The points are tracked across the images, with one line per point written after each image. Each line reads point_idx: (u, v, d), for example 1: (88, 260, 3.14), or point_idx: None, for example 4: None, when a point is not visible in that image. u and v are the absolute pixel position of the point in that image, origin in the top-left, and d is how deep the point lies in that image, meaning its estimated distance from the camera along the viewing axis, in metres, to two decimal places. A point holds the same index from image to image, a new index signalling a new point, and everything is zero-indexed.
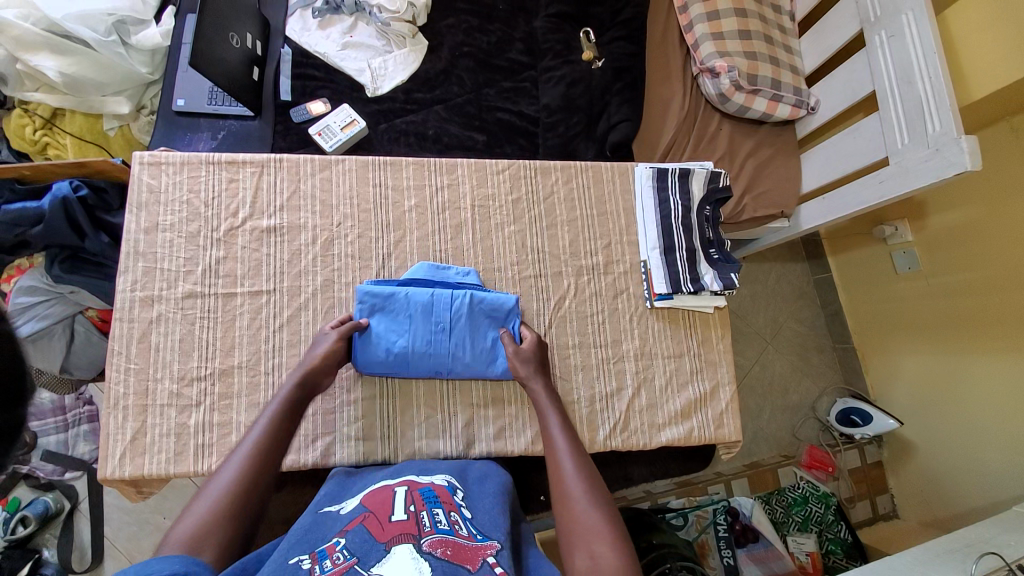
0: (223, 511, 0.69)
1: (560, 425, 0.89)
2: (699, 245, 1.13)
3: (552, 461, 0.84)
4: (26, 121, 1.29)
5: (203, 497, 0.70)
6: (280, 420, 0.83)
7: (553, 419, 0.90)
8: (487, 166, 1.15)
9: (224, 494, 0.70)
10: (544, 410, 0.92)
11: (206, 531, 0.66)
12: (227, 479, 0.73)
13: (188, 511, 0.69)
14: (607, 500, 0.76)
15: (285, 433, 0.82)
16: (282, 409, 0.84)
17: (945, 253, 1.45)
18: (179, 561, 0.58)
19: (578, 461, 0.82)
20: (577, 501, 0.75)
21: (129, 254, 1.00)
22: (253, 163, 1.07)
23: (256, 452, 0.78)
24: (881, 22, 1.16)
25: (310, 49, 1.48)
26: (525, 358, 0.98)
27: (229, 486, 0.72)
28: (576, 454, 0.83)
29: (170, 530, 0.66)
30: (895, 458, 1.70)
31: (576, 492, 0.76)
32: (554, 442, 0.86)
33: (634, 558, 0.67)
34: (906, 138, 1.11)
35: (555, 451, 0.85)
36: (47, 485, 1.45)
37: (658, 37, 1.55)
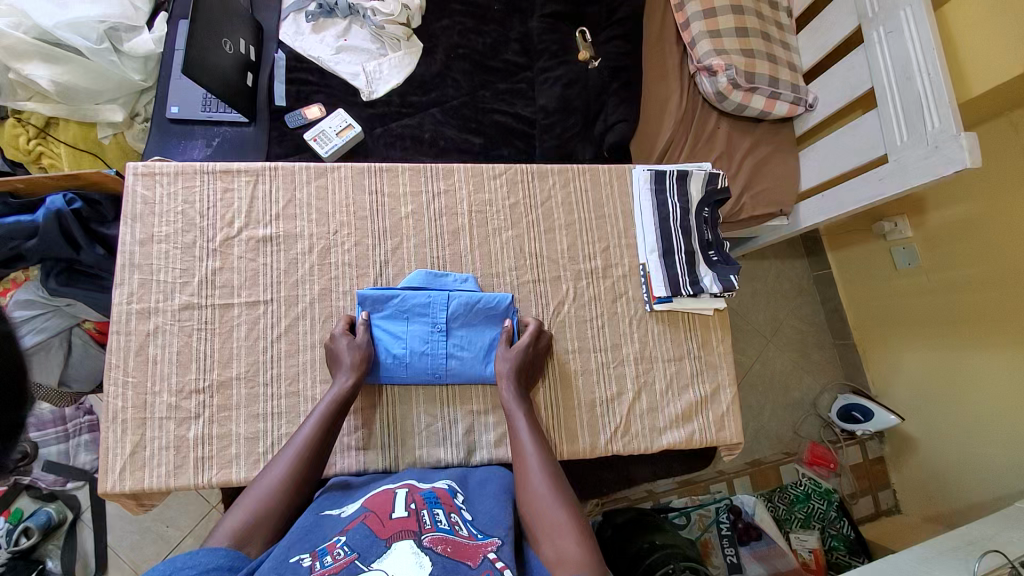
0: (268, 508, 0.77)
1: (529, 427, 0.92)
2: (698, 247, 1.13)
3: (520, 465, 0.88)
4: (19, 131, 1.28)
5: (250, 492, 0.79)
6: (327, 422, 0.90)
7: (522, 422, 0.93)
8: (484, 171, 1.14)
9: (270, 493, 0.78)
10: (512, 414, 0.94)
11: (252, 526, 0.74)
12: (274, 477, 0.81)
13: (238, 502, 0.77)
14: (572, 499, 0.81)
15: (329, 436, 0.89)
16: (328, 412, 0.90)
17: (944, 249, 1.45)
18: (225, 556, 0.66)
19: (545, 463, 0.86)
20: (545, 502, 0.79)
21: (124, 266, 0.99)
22: (248, 172, 1.06)
23: (299, 458, 0.84)
24: (878, 19, 1.16)
25: (304, 53, 1.47)
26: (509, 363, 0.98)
27: (275, 485, 0.79)
28: (544, 456, 0.88)
29: (222, 519, 0.75)
30: (897, 453, 1.71)
31: (545, 493, 0.81)
32: (523, 445, 0.90)
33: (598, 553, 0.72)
34: (904, 134, 1.10)
35: (524, 454, 0.88)
36: (49, 495, 1.45)
37: (654, 37, 1.54)
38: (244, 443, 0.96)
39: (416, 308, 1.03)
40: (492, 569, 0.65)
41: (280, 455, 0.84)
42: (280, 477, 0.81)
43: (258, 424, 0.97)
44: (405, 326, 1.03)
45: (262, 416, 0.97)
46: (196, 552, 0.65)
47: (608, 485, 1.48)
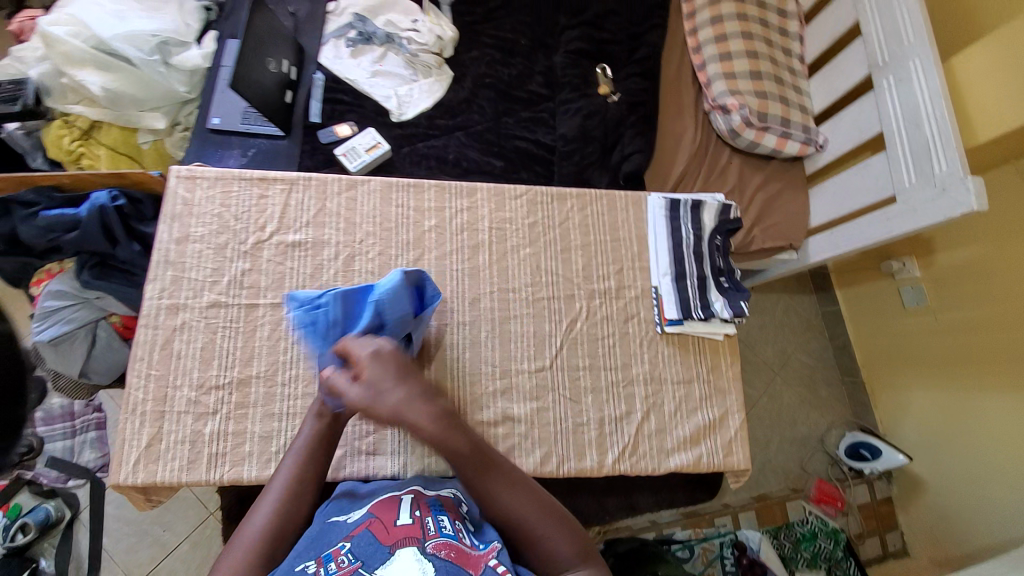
0: (257, 552, 0.76)
1: (485, 460, 0.82)
2: (710, 273, 1.16)
3: (481, 493, 0.82)
4: (64, 133, 1.35)
5: (239, 539, 0.78)
6: (310, 464, 0.86)
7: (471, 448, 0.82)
8: (506, 191, 1.20)
9: (254, 543, 0.77)
10: (456, 459, 0.81)
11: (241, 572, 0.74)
12: (258, 525, 0.79)
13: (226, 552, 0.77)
14: (570, 519, 0.84)
15: (313, 478, 0.85)
16: (309, 456, 0.86)
17: (953, 290, 1.46)
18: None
19: (509, 488, 0.83)
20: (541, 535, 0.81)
21: (160, 263, 1.04)
22: (283, 180, 1.12)
23: (285, 500, 0.81)
24: (888, 68, 1.22)
25: (341, 76, 1.56)
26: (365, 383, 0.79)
27: (261, 531, 0.78)
28: (506, 480, 0.83)
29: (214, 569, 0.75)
30: (905, 493, 1.67)
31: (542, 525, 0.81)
32: (480, 476, 0.82)
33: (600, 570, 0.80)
34: (913, 176, 1.15)
35: (484, 483, 0.82)
36: (50, 491, 1.45)
37: (671, 76, 1.62)
38: (258, 441, 0.98)
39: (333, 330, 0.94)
40: None
41: (263, 499, 0.82)
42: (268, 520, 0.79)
43: (273, 423, 0.99)
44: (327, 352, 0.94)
45: (278, 415, 0.99)
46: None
47: (611, 512, 1.46)
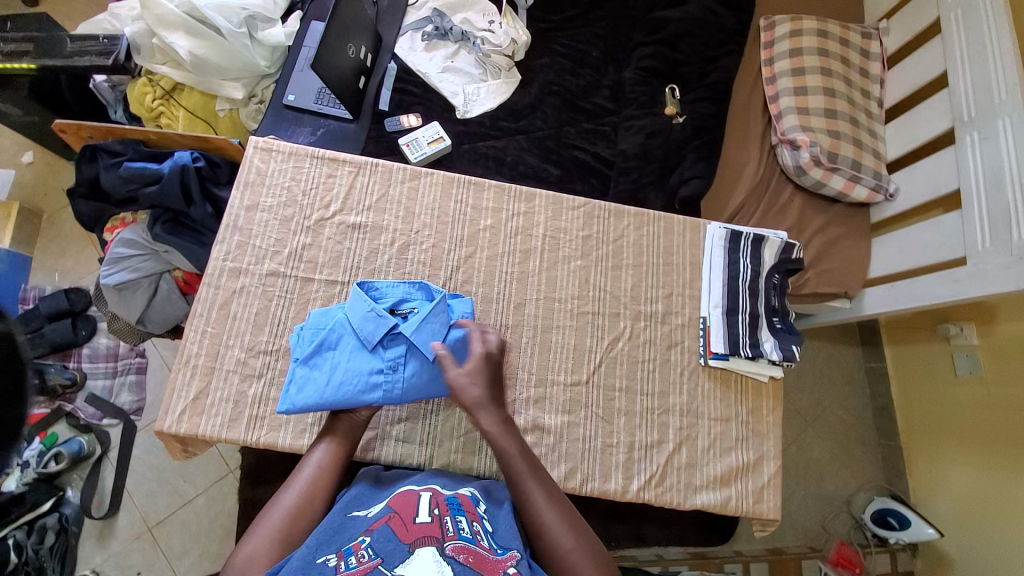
0: (277, 535, 0.76)
1: (528, 464, 0.86)
2: (763, 311, 1.13)
3: (518, 491, 0.84)
4: (148, 90, 1.43)
5: (261, 521, 0.78)
6: (333, 456, 0.87)
7: (515, 446, 0.88)
8: (564, 201, 1.20)
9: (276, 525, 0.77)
10: (506, 452, 0.86)
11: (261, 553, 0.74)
12: (280, 509, 0.79)
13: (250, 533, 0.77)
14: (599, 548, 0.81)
15: (336, 470, 0.86)
16: (334, 449, 0.88)
17: (1010, 366, 1.37)
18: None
19: (546, 490, 0.85)
20: (568, 556, 0.78)
21: (228, 226, 1.08)
22: (352, 163, 1.15)
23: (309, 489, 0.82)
24: (974, 123, 1.15)
25: (413, 68, 1.59)
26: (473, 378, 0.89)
27: (284, 516, 0.78)
28: (543, 483, 0.85)
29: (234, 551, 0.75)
30: (928, 567, 1.58)
31: (570, 545, 0.79)
32: (520, 474, 0.85)
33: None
34: (987, 241, 1.09)
35: (523, 482, 0.85)
36: (84, 426, 1.52)
37: (741, 105, 1.59)
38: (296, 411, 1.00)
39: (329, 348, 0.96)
40: None
41: (288, 485, 0.82)
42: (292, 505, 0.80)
43: None
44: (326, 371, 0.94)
45: None
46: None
47: (618, 536, 1.44)
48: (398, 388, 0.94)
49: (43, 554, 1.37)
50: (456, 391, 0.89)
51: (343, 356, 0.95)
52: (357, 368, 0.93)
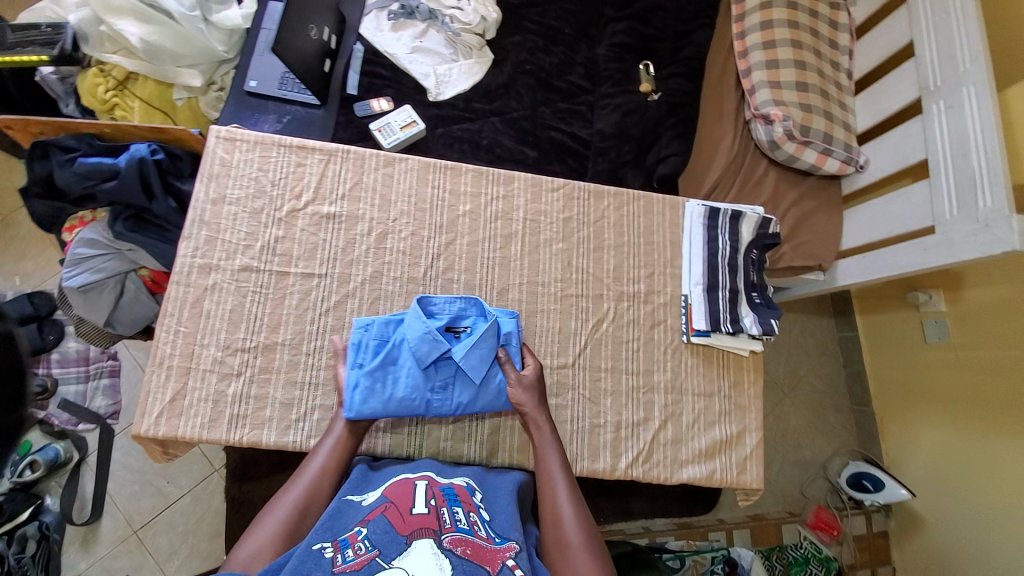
0: (282, 532, 0.76)
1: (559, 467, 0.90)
2: (743, 286, 1.15)
3: (548, 495, 0.87)
4: (99, 81, 1.33)
5: (266, 518, 0.78)
6: (336, 457, 0.88)
7: (551, 453, 0.92)
8: (543, 183, 1.18)
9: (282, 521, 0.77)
10: (544, 451, 0.92)
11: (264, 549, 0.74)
12: (285, 506, 0.79)
13: (252, 530, 0.77)
14: (603, 555, 0.80)
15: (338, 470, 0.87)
16: (337, 451, 0.89)
17: (978, 331, 1.43)
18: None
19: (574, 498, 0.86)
20: (573, 555, 0.79)
21: (194, 222, 1.03)
22: (322, 151, 1.11)
23: (311, 487, 0.83)
24: (941, 92, 1.17)
25: (381, 49, 1.54)
26: (529, 384, 0.98)
27: (288, 513, 0.78)
28: (571, 491, 0.87)
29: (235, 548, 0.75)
30: (902, 530, 1.67)
31: (575, 543, 0.80)
32: (551, 480, 0.89)
33: None
34: (955, 209, 1.11)
35: (552, 487, 0.88)
36: (60, 433, 1.46)
37: (715, 78, 1.56)
38: (279, 408, 0.98)
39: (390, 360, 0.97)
40: None
41: (291, 485, 0.83)
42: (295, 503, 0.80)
43: (295, 391, 0.99)
44: (389, 382, 0.95)
45: (300, 384, 0.99)
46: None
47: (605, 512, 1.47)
48: (450, 405, 0.98)
49: (25, 562, 1.31)
50: (513, 391, 0.97)
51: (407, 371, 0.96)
52: (424, 384, 0.97)
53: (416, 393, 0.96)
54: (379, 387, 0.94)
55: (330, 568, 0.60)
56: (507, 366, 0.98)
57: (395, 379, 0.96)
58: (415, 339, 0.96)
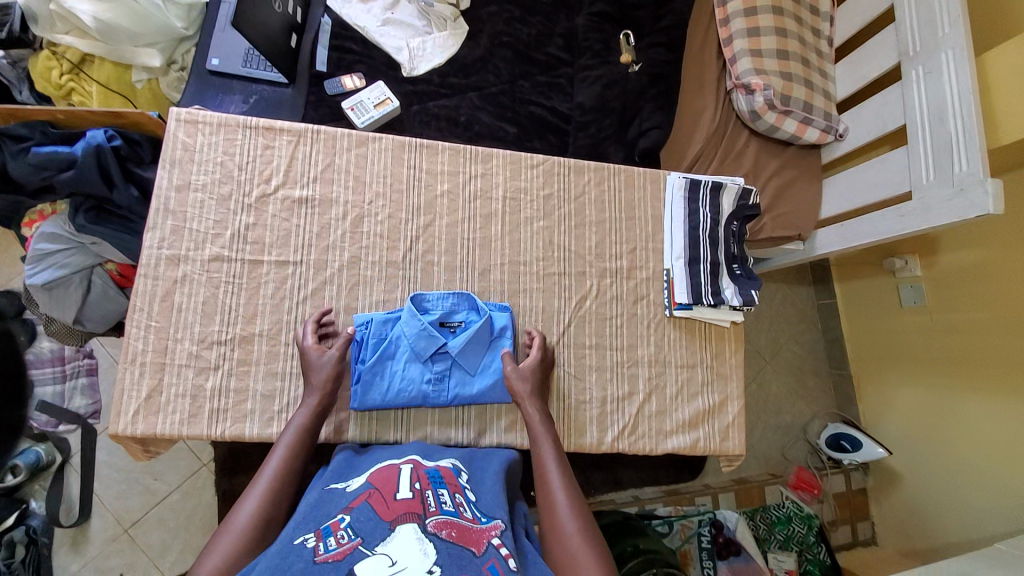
0: (245, 544, 0.73)
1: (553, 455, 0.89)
2: (724, 259, 1.16)
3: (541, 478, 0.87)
4: (52, 64, 1.24)
5: (226, 531, 0.74)
6: (290, 461, 0.85)
7: (544, 436, 0.93)
8: (522, 159, 1.16)
9: (242, 532, 0.74)
10: (539, 441, 0.91)
11: (228, 564, 0.70)
12: (243, 518, 0.76)
13: (213, 543, 0.73)
14: (599, 539, 0.78)
15: (294, 474, 0.84)
16: (290, 454, 0.85)
17: (952, 294, 1.46)
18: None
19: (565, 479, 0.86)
20: (568, 542, 0.77)
21: (159, 211, 0.99)
22: (290, 132, 1.07)
23: (272, 490, 0.80)
24: (919, 57, 1.16)
25: (350, 22, 1.47)
26: (526, 375, 0.98)
27: (249, 523, 0.75)
28: (563, 470, 0.88)
29: (196, 565, 0.71)
30: (879, 487, 1.75)
31: (570, 531, 0.78)
32: (544, 463, 0.89)
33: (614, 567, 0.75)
34: (932, 173, 1.12)
35: (545, 469, 0.88)
36: (40, 435, 1.42)
37: (694, 54, 1.52)
38: (260, 399, 0.97)
39: (389, 353, 0.98)
40: (498, 558, 0.63)
41: (248, 494, 0.79)
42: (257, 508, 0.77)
43: (275, 381, 0.98)
44: (388, 375, 0.98)
45: (280, 374, 0.98)
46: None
47: None
48: (445, 396, 0.99)
49: (14, 567, 1.32)
50: (512, 382, 0.98)
51: (407, 363, 0.99)
52: (422, 376, 0.99)
53: (414, 385, 0.99)
54: (380, 380, 0.97)
55: (311, 558, 0.58)
56: (510, 357, 1.00)
57: (394, 372, 0.98)
58: (414, 334, 0.98)
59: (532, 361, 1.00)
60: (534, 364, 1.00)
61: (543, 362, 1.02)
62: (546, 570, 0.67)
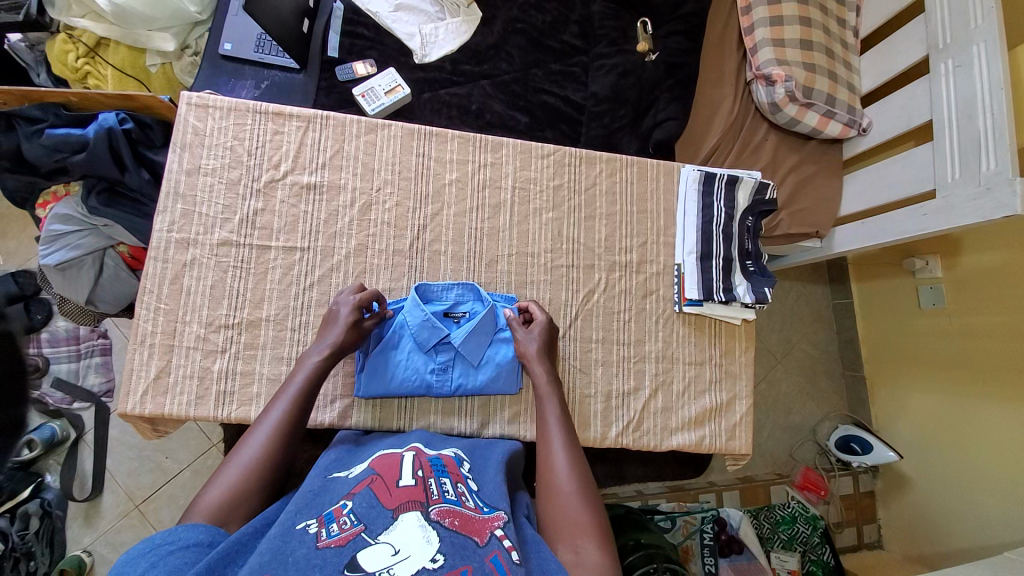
0: (249, 483, 0.72)
1: (558, 416, 0.90)
2: (737, 255, 1.13)
3: (544, 448, 0.86)
4: (69, 48, 1.25)
5: (228, 467, 0.74)
6: (296, 406, 0.84)
7: (551, 406, 0.91)
8: (532, 149, 1.14)
9: (248, 470, 0.73)
10: (545, 399, 0.92)
11: (231, 501, 0.70)
12: (247, 457, 0.75)
13: (215, 476, 0.72)
14: (596, 499, 0.78)
15: (300, 420, 0.83)
16: (297, 400, 0.84)
17: (973, 297, 1.41)
18: (204, 529, 0.64)
19: (571, 452, 0.84)
20: (565, 498, 0.77)
21: (169, 195, 1.00)
22: (300, 117, 1.06)
23: (278, 430, 0.79)
24: (949, 51, 1.11)
25: (362, 7, 1.45)
26: (535, 339, 0.99)
27: (253, 461, 0.74)
28: (569, 441, 0.86)
29: (199, 495, 0.70)
30: (888, 489, 1.71)
31: (567, 488, 0.78)
32: (549, 434, 0.87)
33: (614, 554, 0.70)
34: (957, 172, 1.07)
35: (549, 441, 0.86)
36: (55, 412, 1.46)
37: (716, 36, 1.47)
38: (266, 384, 0.97)
39: (392, 342, 1.00)
40: (500, 548, 0.62)
41: (253, 434, 0.78)
42: (264, 447, 0.77)
43: (282, 366, 0.98)
44: (391, 362, 0.99)
45: (286, 359, 0.98)
46: (178, 527, 0.63)
47: (598, 477, 1.50)
48: (449, 386, 1.00)
49: (29, 538, 1.35)
50: (519, 342, 0.99)
51: (409, 351, 1.00)
52: (425, 364, 1.00)
53: (417, 372, 0.99)
54: (384, 367, 0.98)
55: (314, 544, 0.58)
56: (518, 323, 1.01)
57: (397, 359, 0.99)
58: (414, 322, 0.99)
59: (537, 323, 1.01)
60: (538, 326, 1.00)
61: (549, 328, 1.01)
62: (546, 555, 0.67)
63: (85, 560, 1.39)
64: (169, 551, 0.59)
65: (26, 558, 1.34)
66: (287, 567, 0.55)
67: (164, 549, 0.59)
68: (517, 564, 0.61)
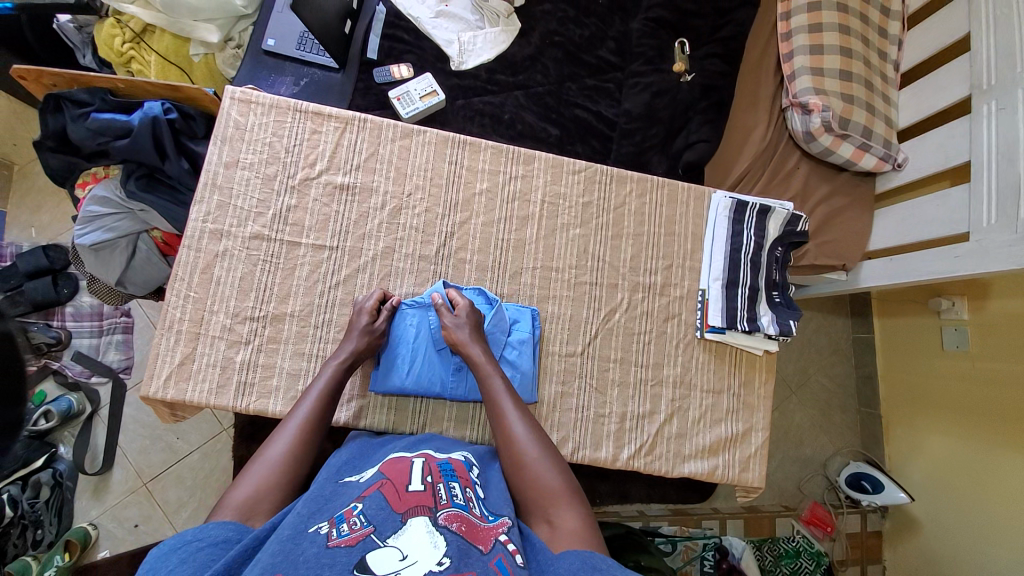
0: (281, 477, 0.74)
1: (506, 387, 0.90)
2: (763, 285, 1.12)
3: (499, 422, 0.86)
4: (116, 32, 1.28)
5: (260, 462, 0.75)
6: (320, 408, 0.86)
7: (496, 378, 0.92)
8: (564, 164, 1.14)
9: (280, 466, 0.75)
10: (488, 375, 0.92)
11: (261, 495, 0.71)
12: (280, 450, 0.77)
13: (245, 475, 0.73)
14: (561, 461, 0.82)
15: (324, 423, 0.84)
16: (321, 401, 0.86)
17: (1002, 342, 1.37)
18: (233, 526, 0.65)
19: (526, 421, 0.86)
20: (531, 464, 0.79)
21: (206, 185, 1.02)
22: (339, 118, 1.08)
23: (306, 427, 0.81)
24: (992, 92, 1.09)
25: (403, 11, 1.47)
26: (462, 322, 0.97)
27: (285, 456, 0.76)
28: (522, 410, 0.87)
29: (229, 491, 0.71)
30: (896, 531, 1.67)
31: (531, 455, 0.80)
32: (501, 405, 0.88)
33: (588, 512, 0.74)
34: (994, 218, 1.05)
35: (502, 413, 0.87)
36: (73, 384, 1.49)
37: (754, 60, 1.47)
38: (285, 377, 0.98)
39: (411, 338, 1.01)
40: (504, 552, 0.63)
41: (281, 433, 0.80)
42: (294, 443, 0.79)
43: (302, 362, 0.99)
44: (410, 361, 1.00)
45: (307, 355, 1.00)
46: (210, 522, 0.64)
47: (601, 496, 1.48)
48: (463, 389, 1.01)
49: (39, 507, 1.37)
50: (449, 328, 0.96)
51: (426, 349, 1.01)
52: (441, 365, 1.01)
53: (433, 372, 1.00)
54: (402, 362, 1.00)
55: (324, 543, 0.58)
56: (443, 310, 0.98)
57: (414, 356, 1.01)
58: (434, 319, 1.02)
59: (461, 300, 0.99)
60: (463, 304, 0.99)
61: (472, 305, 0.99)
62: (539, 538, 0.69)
63: (90, 532, 1.41)
64: (198, 547, 0.60)
65: (33, 526, 1.36)
66: (298, 566, 0.55)
67: (194, 545, 0.60)
68: (520, 567, 0.62)
